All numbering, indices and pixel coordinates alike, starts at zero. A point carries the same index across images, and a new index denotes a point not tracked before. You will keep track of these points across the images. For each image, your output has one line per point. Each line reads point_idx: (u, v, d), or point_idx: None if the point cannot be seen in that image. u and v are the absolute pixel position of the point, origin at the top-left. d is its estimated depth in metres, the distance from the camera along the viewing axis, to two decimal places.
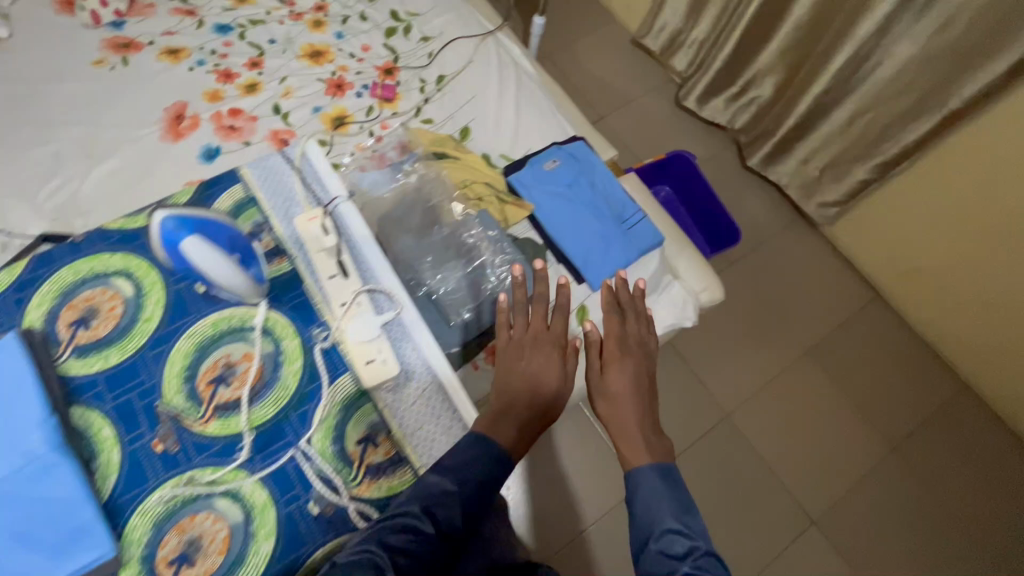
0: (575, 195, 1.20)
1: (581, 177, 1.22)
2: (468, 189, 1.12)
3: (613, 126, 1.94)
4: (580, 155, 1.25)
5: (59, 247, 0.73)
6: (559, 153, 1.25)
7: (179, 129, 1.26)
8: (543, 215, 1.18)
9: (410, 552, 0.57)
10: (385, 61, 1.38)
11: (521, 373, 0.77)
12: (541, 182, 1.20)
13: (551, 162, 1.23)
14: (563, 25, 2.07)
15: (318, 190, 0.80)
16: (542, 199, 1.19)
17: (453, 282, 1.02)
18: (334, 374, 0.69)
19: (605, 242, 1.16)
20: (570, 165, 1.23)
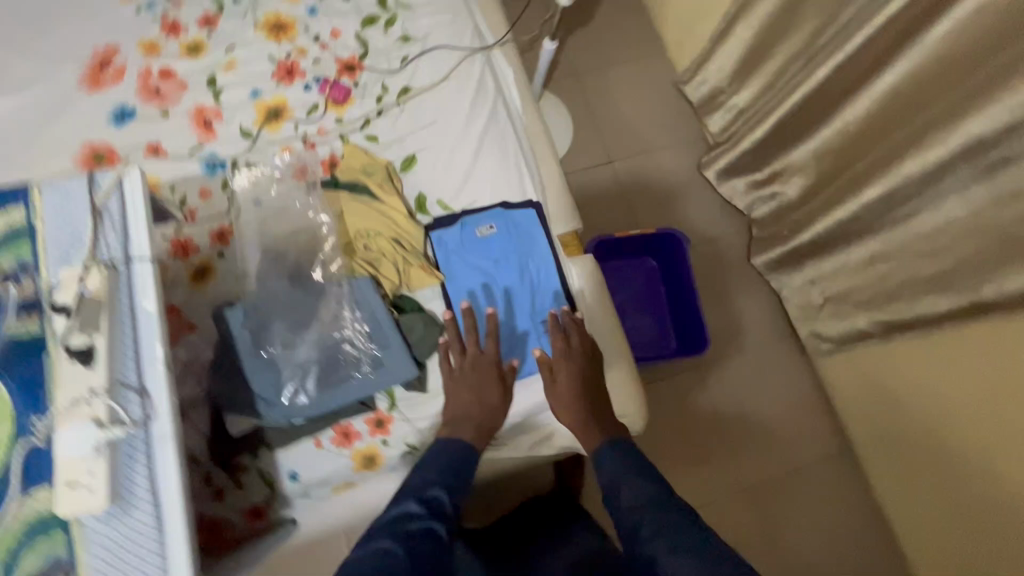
0: (499, 273, 1.04)
1: (513, 254, 1.06)
2: (369, 243, 1.00)
3: (620, 176, 1.70)
4: (525, 226, 1.08)
5: None
6: (502, 217, 1.07)
7: (100, 77, 1.11)
8: (453, 287, 1.02)
9: (420, 526, 0.77)
10: (351, 54, 1.19)
11: (466, 392, 0.94)
12: (465, 248, 1.04)
13: (486, 227, 1.06)
14: (603, 47, 1.82)
15: (117, 235, 0.65)
16: (458, 269, 1.03)
17: (300, 351, 0.91)
18: (33, 483, 0.56)
19: (512, 338, 1.02)
20: (508, 235, 1.06)
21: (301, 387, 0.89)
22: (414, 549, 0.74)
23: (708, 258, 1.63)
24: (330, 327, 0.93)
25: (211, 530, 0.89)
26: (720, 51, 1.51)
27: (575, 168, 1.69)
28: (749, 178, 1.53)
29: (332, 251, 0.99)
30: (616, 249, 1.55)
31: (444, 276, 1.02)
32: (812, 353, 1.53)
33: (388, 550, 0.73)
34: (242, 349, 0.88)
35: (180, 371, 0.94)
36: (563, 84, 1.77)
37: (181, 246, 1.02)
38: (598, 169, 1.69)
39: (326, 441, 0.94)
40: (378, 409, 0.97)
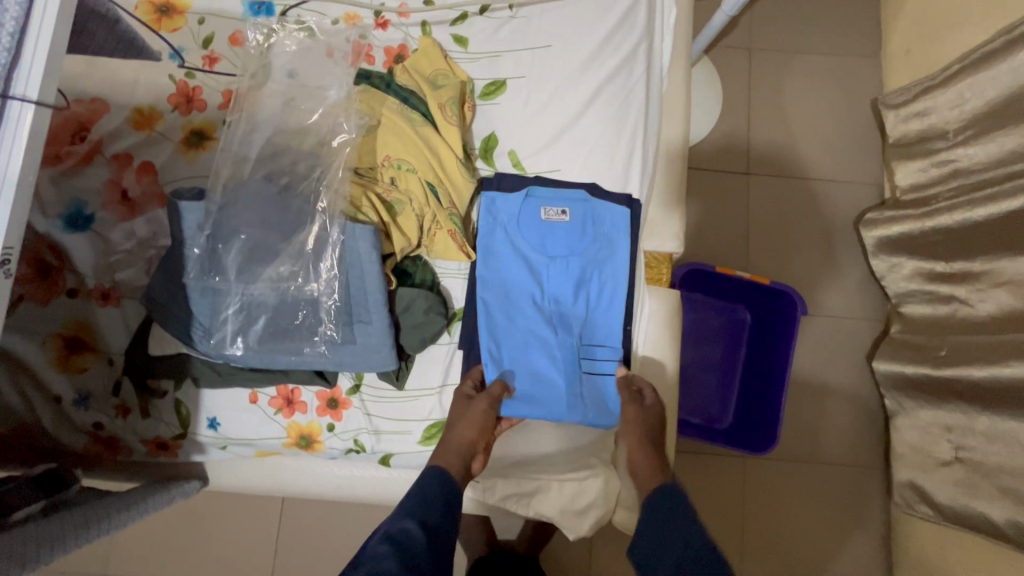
0: (549, 273, 0.79)
1: (577, 257, 0.79)
2: (396, 178, 0.75)
3: (752, 196, 1.32)
4: (607, 226, 0.79)
5: None
6: (582, 204, 0.80)
7: None
8: (483, 271, 0.78)
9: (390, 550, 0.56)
10: None
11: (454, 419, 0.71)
12: (519, 227, 0.79)
13: (556, 211, 0.80)
14: (801, 25, 1.38)
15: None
16: (500, 250, 0.79)
17: (259, 289, 0.70)
18: None
19: (533, 363, 0.77)
20: (580, 230, 0.79)
21: (240, 335, 0.68)
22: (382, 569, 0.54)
23: (813, 337, 1.28)
24: (303, 271, 0.70)
25: (106, 445, 0.74)
26: (968, 81, 1.05)
27: (699, 166, 1.32)
28: (924, 264, 1.12)
29: (344, 174, 0.73)
30: (711, 283, 1.21)
31: (477, 253, 0.78)
32: (894, 504, 1.18)
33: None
34: (191, 260, 0.68)
35: (133, 248, 0.76)
36: (729, 57, 1.36)
37: (186, 95, 0.80)
38: (727, 178, 1.32)
39: (264, 399, 0.74)
40: (336, 386, 0.75)
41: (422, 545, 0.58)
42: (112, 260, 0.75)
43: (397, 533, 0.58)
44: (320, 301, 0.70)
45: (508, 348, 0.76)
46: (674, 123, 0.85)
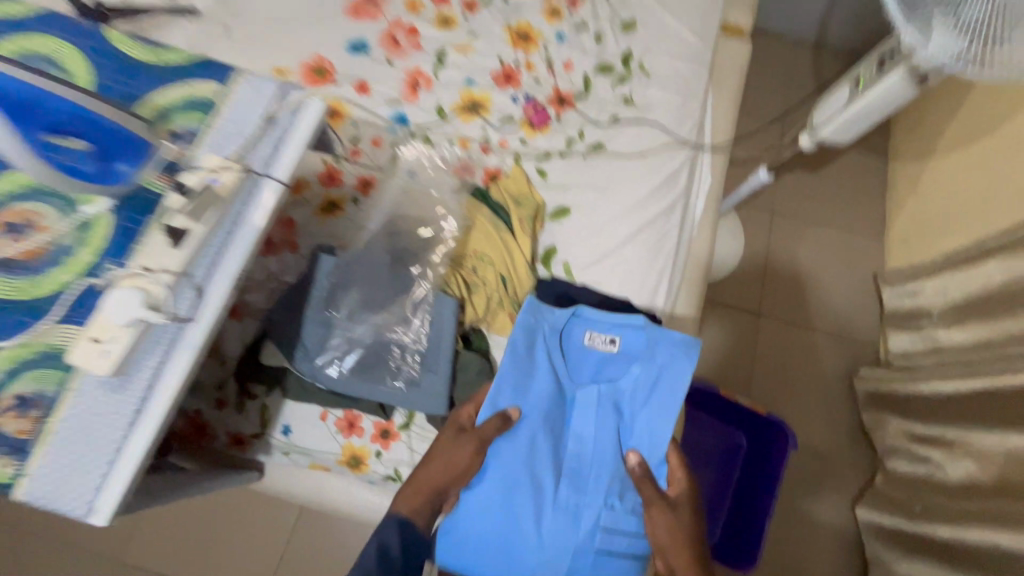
0: (577, 411, 0.84)
1: (613, 389, 0.84)
2: (476, 267, 0.98)
3: (761, 333, 1.50)
4: (654, 388, 0.82)
5: (64, 18, 0.71)
6: (636, 345, 0.84)
7: (362, 9, 1.23)
8: (504, 383, 0.80)
9: None
10: (570, 90, 1.19)
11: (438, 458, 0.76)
12: (564, 350, 0.85)
13: (602, 339, 0.84)
14: (820, 200, 1.64)
15: (269, 148, 0.66)
16: (535, 369, 0.83)
17: (356, 330, 0.89)
18: (71, 315, 0.58)
19: (519, 526, 0.77)
20: (624, 381, 0.84)
21: (338, 359, 0.87)
22: None
23: (807, 474, 1.38)
24: (393, 323, 0.91)
25: (196, 429, 0.92)
26: (948, 275, 1.26)
27: (717, 299, 1.53)
28: (907, 425, 1.26)
29: (441, 257, 0.97)
30: (715, 404, 1.35)
31: (511, 378, 0.81)
32: None
33: None
34: (315, 296, 0.88)
35: (263, 278, 0.97)
36: (753, 214, 1.61)
37: (330, 174, 1.06)
38: (740, 313, 1.51)
39: (331, 418, 0.91)
40: (390, 420, 0.91)
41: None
42: (245, 285, 0.97)
43: None
44: (401, 347, 0.89)
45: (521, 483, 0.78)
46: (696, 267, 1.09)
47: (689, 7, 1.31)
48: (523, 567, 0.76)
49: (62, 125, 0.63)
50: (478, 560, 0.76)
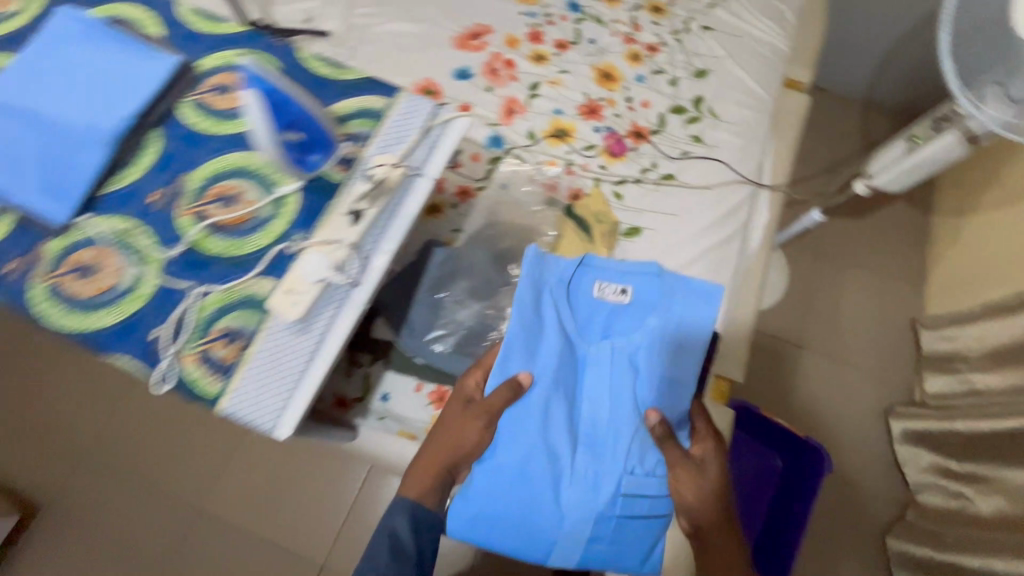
0: (589, 374, 0.95)
1: (621, 339, 0.96)
2: None
3: (800, 364, 1.59)
4: (670, 349, 0.94)
5: (265, 38, 0.88)
6: (646, 306, 0.96)
7: (468, 43, 1.41)
8: (515, 348, 0.92)
9: None
10: (646, 125, 1.34)
11: (438, 437, 0.86)
12: (575, 315, 0.97)
13: (608, 292, 0.98)
14: (865, 245, 1.74)
15: (425, 152, 0.81)
16: (546, 334, 0.94)
17: (460, 314, 1.03)
18: (269, 271, 0.73)
19: (543, 469, 0.89)
20: (635, 342, 0.95)
21: (443, 336, 1.01)
22: None
23: (840, 502, 1.45)
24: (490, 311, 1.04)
25: None
26: (985, 323, 1.34)
27: (759, 328, 1.63)
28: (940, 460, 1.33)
29: None
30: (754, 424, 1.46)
31: (526, 338, 0.93)
32: None
33: None
34: (429, 281, 1.03)
35: None
36: (798, 253, 1.72)
37: None
38: (781, 342, 1.61)
39: (425, 390, 1.04)
40: None
41: None
42: None
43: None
44: (497, 332, 1.03)
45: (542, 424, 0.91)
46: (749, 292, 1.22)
47: (756, 61, 1.46)
48: (552, 501, 0.88)
49: (293, 121, 0.75)
50: (501, 520, 0.89)
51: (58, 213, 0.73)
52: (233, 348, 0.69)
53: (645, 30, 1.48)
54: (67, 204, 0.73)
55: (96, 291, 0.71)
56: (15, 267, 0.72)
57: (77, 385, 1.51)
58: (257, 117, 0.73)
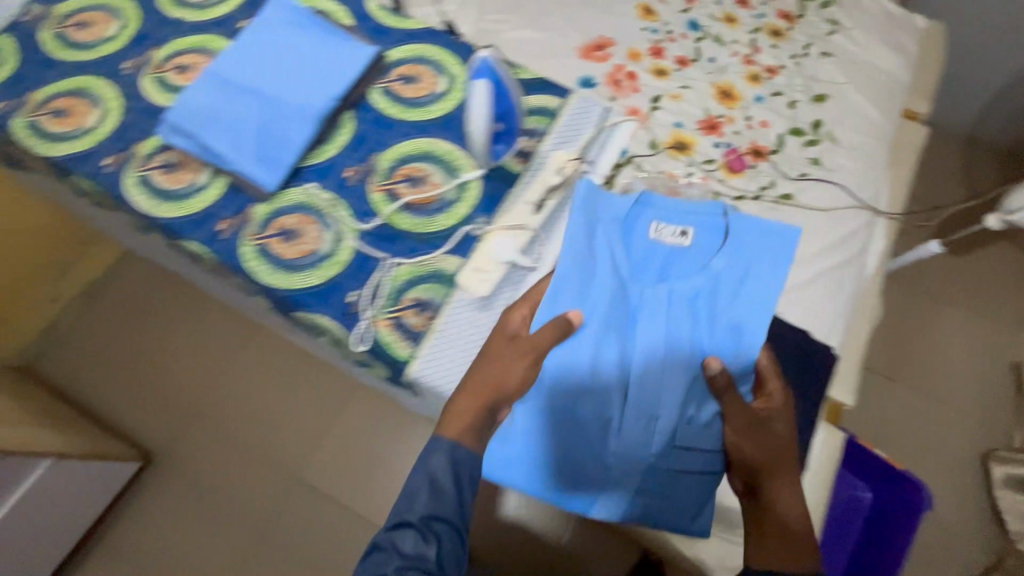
0: (640, 311, 0.80)
1: (685, 284, 0.81)
2: None
3: (894, 396, 1.56)
4: (736, 287, 0.80)
5: (446, 35, 0.95)
6: (710, 238, 0.83)
7: (592, 53, 1.46)
8: (566, 281, 0.77)
9: (406, 546, 0.67)
10: (765, 145, 1.36)
11: (479, 371, 0.71)
12: (625, 242, 0.82)
13: (670, 230, 0.83)
14: (970, 281, 1.68)
15: (595, 152, 0.87)
16: (595, 266, 0.79)
17: None
18: (455, 250, 0.78)
19: (589, 423, 0.79)
20: (694, 277, 0.81)
21: None
22: (402, 548, 0.67)
23: (928, 544, 1.42)
24: None
25: None
26: None
27: None
28: None
29: None
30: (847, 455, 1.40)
31: (574, 274, 0.78)
32: None
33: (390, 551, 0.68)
34: None
35: None
36: (896, 283, 1.69)
37: None
38: (875, 372, 1.58)
39: None
40: None
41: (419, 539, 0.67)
42: None
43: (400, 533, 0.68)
44: None
45: (589, 375, 0.78)
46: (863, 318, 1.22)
47: (877, 89, 1.46)
48: (598, 455, 0.79)
49: (499, 111, 0.80)
50: (537, 472, 0.79)
51: (266, 180, 0.79)
52: (423, 317, 0.75)
53: (765, 52, 1.50)
54: (276, 172, 0.79)
55: (298, 253, 0.77)
56: (229, 225, 0.80)
57: (173, 344, 1.52)
58: (480, 102, 0.76)
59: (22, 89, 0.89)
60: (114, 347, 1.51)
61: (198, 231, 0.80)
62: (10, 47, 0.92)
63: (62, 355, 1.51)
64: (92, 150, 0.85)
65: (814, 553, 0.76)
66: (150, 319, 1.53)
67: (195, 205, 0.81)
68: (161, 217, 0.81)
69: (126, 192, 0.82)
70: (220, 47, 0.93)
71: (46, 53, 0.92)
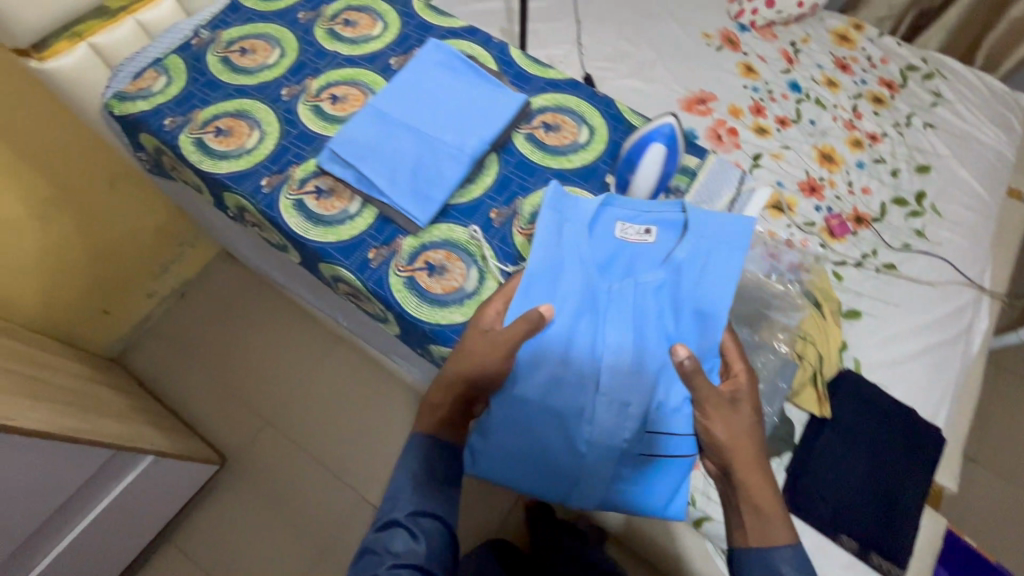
0: (608, 306, 0.79)
1: (650, 280, 0.80)
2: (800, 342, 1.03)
3: (980, 479, 1.49)
4: (697, 276, 0.78)
5: (587, 88, 0.98)
6: (672, 230, 0.83)
7: (693, 106, 1.49)
8: (539, 281, 0.78)
9: (394, 545, 0.73)
10: (867, 212, 1.35)
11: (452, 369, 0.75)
12: (591, 236, 0.82)
13: (635, 230, 0.83)
14: None
15: (732, 213, 0.87)
16: (567, 266, 0.80)
17: None
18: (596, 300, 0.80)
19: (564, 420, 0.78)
20: (657, 270, 0.80)
21: None
22: (390, 548, 0.73)
23: None
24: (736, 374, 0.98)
25: None
26: None
27: None
28: None
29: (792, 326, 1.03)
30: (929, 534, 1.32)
31: (542, 271, 0.79)
32: None
33: (379, 552, 0.73)
34: None
35: None
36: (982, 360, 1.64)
37: None
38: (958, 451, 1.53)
39: None
40: None
41: (406, 538, 0.73)
42: None
43: (388, 534, 0.74)
44: None
45: (556, 368, 0.77)
46: (967, 397, 1.19)
47: (980, 165, 1.45)
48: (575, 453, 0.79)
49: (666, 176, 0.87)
50: (523, 465, 0.81)
51: (419, 217, 0.83)
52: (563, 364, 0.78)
53: (867, 118, 1.50)
54: (429, 210, 0.83)
55: (446, 289, 0.81)
56: (378, 255, 0.83)
57: (258, 349, 1.57)
58: (654, 164, 0.84)
59: (191, 107, 0.95)
60: (200, 350, 1.57)
61: (349, 259, 0.82)
62: (180, 67, 0.99)
63: (150, 353, 1.57)
64: (252, 171, 0.90)
65: (791, 526, 0.75)
66: (238, 325, 1.59)
67: (345, 233, 0.84)
68: (310, 239, 0.84)
69: (282, 214, 0.86)
70: (370, 80, 0.98)
71: (212, 74, 0.99)
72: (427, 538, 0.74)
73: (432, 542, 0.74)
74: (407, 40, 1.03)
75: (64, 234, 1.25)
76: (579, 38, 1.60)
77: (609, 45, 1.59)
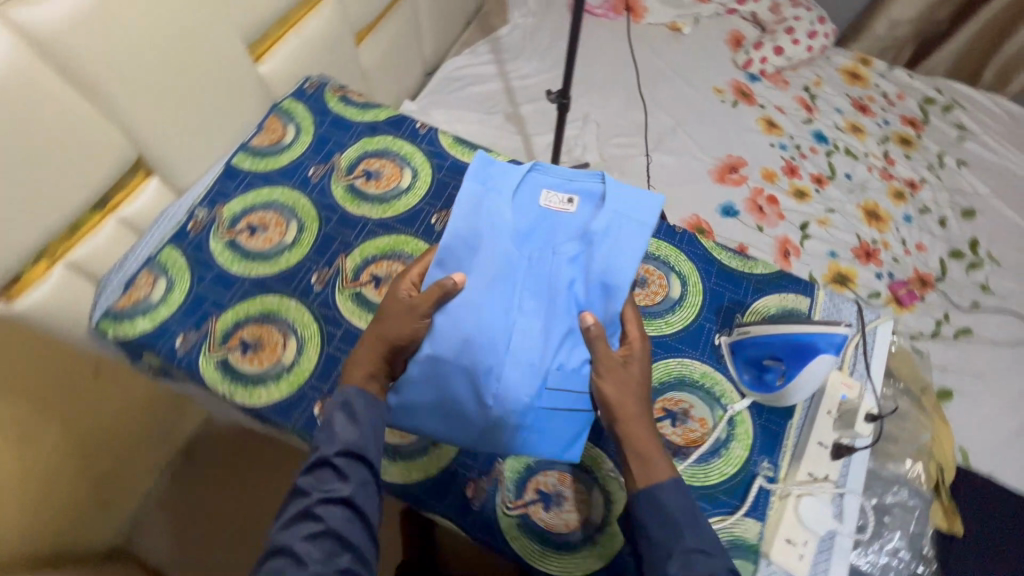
0: (524, 274, 0.68)
1: (567, 246, 0.69)
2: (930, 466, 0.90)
3: None
4: (611, 246, 0.68)
5: (661, 223, 0.86)
6: (593, 200, 0.71)
7: (726, 176, 1.40)
8: (451, 247, 0.68)
9: (317, 485, 0.58)
10: (928, 272, 1.29)
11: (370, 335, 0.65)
12: (512, 202, 0.70)
13: (560, 199, 0.71)
14: None
15: (859, 361, 0.76)
16: (484, 236, 0.68)
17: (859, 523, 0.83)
18: (749, 510, 0.67)
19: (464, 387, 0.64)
20: (571, 243, 0.69)
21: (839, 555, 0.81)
22: (313, 489, 0.58)
23: None
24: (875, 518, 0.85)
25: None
26: None
27: None
28: None
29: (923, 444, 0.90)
30: None
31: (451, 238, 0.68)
32: None
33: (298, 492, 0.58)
34: None
35: None
36: None
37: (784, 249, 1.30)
38: None
39: None
40: None
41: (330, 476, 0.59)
42: None
43: (312, 473, 0.59)
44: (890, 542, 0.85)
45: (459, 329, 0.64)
46: None
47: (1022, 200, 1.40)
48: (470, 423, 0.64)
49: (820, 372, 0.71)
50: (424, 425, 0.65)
51: None
52: None
53: (900, 164, 1.44)
54: None
55: (572, 525, 0.67)
56: (478, 490, 0.68)
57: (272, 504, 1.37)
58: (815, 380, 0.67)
59: (202, 316, 0.79)
60: (216, 515, 1.36)
61: (446, 503, 0.68)
62: (180, 262, 0.82)
63: (158, 528, 1.36)
64: (299, 395, 0.74)
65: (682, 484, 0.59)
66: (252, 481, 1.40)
67: (432, 465, 0.69)
68: (392, 483, 0.69)
69: None
70: (414, 249, 0.84)
71: (221, 266, 0.82)
72: (360, 474, 0.59)
73: (367, 478, 0.59)
74: (444, 188, 0.89)
75: (46, 448, 1.04)
76: (590, 112, 1.48)
77: (622, 116, 1.48)
